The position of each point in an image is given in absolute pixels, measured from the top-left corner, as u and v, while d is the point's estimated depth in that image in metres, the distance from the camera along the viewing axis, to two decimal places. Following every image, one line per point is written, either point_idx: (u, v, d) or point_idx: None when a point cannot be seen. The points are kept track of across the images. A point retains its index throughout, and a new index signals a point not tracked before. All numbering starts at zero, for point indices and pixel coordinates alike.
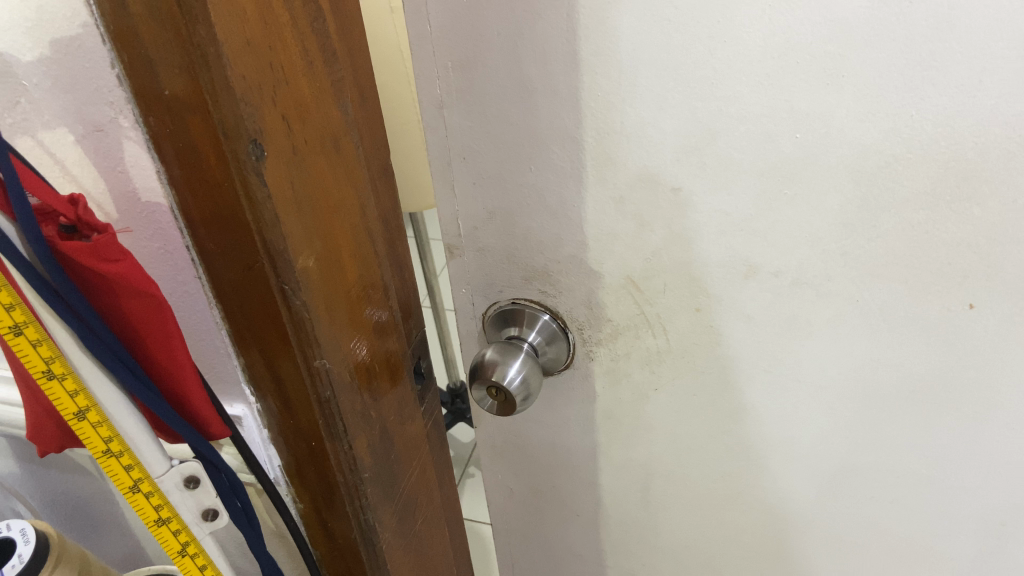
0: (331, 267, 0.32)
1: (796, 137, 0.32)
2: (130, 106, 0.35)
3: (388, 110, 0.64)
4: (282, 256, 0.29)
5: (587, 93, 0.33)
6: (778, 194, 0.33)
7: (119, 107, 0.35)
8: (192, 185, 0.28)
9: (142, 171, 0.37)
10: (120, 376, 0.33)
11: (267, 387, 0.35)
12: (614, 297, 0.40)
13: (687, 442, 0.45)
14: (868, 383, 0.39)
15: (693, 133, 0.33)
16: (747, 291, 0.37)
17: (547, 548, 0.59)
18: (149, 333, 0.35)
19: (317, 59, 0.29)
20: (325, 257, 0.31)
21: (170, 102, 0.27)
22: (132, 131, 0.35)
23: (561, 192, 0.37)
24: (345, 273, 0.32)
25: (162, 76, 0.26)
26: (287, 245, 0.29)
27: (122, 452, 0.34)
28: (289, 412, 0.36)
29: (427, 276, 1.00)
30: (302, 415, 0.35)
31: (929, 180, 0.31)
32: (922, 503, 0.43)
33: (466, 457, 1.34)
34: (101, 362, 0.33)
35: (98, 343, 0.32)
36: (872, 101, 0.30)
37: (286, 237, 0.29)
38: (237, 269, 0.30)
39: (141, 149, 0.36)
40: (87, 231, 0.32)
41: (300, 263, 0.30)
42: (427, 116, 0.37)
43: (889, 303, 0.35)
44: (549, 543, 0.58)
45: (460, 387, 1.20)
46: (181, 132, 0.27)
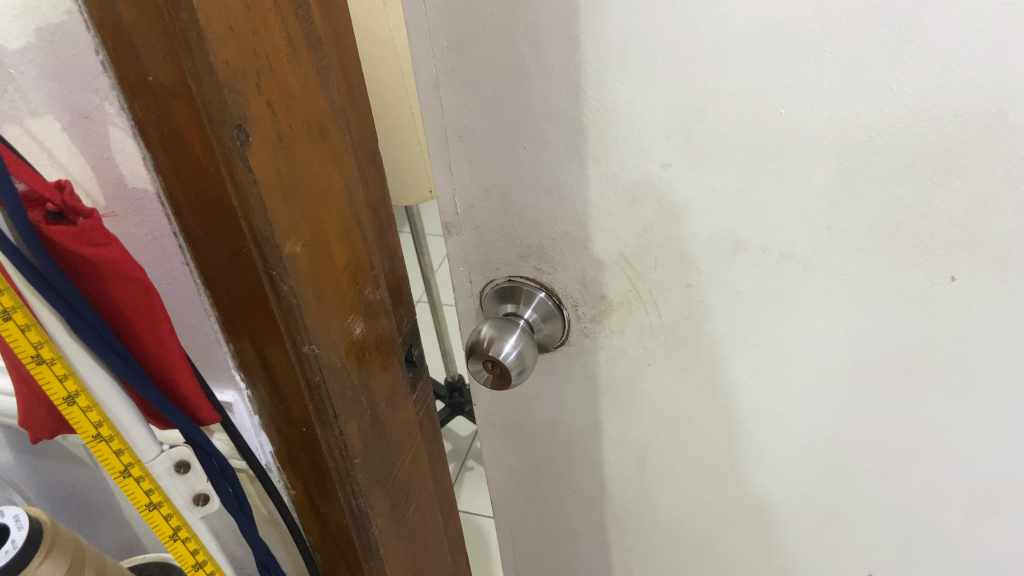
0: (319, 255, 0.32)
1: (780, 112, 0.31)
2: (115, 93, 0.35)
3: (382, 117, 0.64)
4: (269, 241, 0.29)
5: (577, 71, 0.33)
6: (764, 169, 0.33)
7: (104, 94, 0.35)
8: (180, 172, 0.28)
9: (129, 158, 0.37)
10: (107, 359, 0.34)
11: (257, 372, 0.36)
12: (608, 274, 0.40)
13: (680, 416, 0.46)
14: (856, 356, 0.39)
15: (682, 110, 0.33)
16: (736, 267, 0.37)
17: (546, 524, 0.60)
18: (137, 316, 0.35)
19: (302, 45, 0.29)
20: (312, 243, 0.31)
21: (155, 88, 0.27)
22: (118, 118, 0.36)
23: (555, 169, 0.37)
24: (333, 259, 0.33)
25: (148, 64, 0.26)
26: (274, 231, 0.29)
27: (113, 437, 0.35)
28: (280, 398, 0.36)
29: (426, 276, 1.01)
30: (294, 400, 0.36)
31: (910, 154, 0.31)
32: (911, 476, 0.43)
33: (463, 450, 1.35)
34: (89, 345, 0.33)
35: (85, 329, 0.32)
36: (854, 77, 0.30)
37: (273, 223, 0.29)
38: (224, 255, 0.31)
39: (128, 136, 0.36)
40: (72, 216, 0.33)
41: (287, 247, 0.30)
42: (424, 95, 0.37)
43: (875, 276, 0.35)
44: (548, 519, 0.59)
45: (457, 380, 1.20)
46: (167, 119, 0.27)
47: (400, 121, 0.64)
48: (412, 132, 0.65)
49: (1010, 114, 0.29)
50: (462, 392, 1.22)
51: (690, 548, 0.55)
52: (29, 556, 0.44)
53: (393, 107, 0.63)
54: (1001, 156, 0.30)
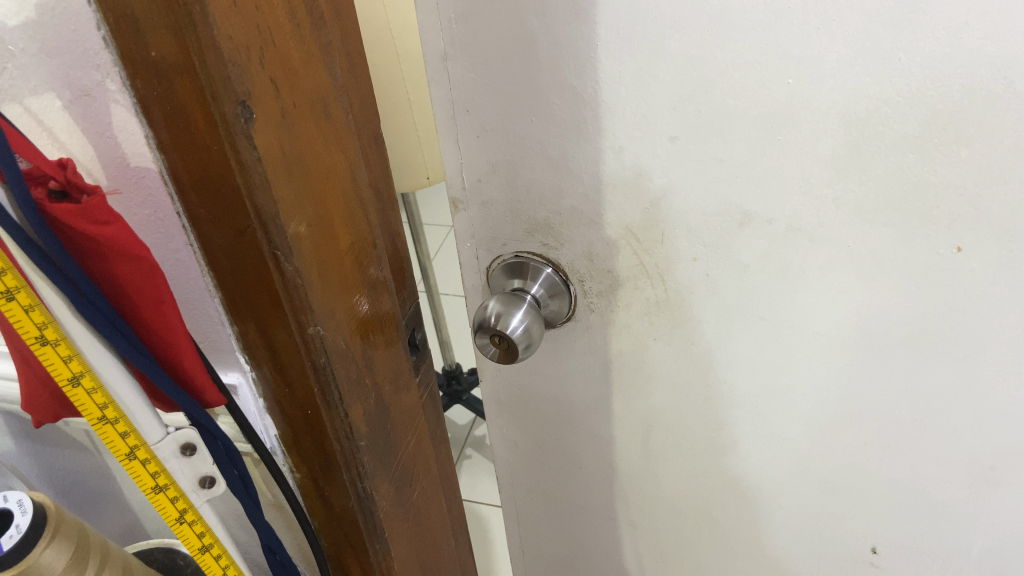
0: (322, 237, 0.32)
1: (788, 82, 0.31)
2: (116, 69, 0.34)
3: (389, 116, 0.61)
4: (273, 221, 0.29)
5: (586, 42, 0.33)
6: (771, 141, 0.33)
7: (105, 70, 0.34)
8: (184, 151, 0.28)
9: (131, 136, 0.36)
10: (110, 339, 0.34)
11: (261, 353, 0.36)
12: (614, 248, 0.40)
13: (684, 391, 0.45)
14: (862, 329, 0.38)
15: (689, 82, 0.32)
16: (742, 240, 0.37)
17: (551, 500, 0.60)
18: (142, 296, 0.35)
19: (304, 20, 0.28)
20: (316, 224, 0.31)
21: (158, 65, 0.26)
22: (120, 95, 0.35)
23: (563, 143, 0.37)
24: (337, 240, 0.32)
25: (151, 38, 0.25)
26: (277, 211, 0.29)
27: (118, 419, 0.35)
28: (286, 381, 0.36)
29: (423, 265, 1.00)
30: (299, 383, 0.35)
31: (917, 124, 0.31)
32: (913, 448, 0.43)
33: (461, 438, 1.36)
34: (92, 325, 0.33)
35: (89, 309, 0.32)
36: (862, 46, 0.29)
37: (277, 202, 0.29)
38: (228, 236, 0.30)
39: (130, 113, 0.36)
40: (75, 194, 0.33)
41: (292, 227, 0.30)
42: (432, 68, 0.37)
43: (881, 248, 0.35)
44: (553, 496, 0.59)
45: (455, 368, 1.19)
46: (169, 96, 0.27)
47: (397, 112, 0.61)
48: (410, 123, 0.62)
49: (1017, 83, 0.29)
50: (460, 380, 1.20)
51: (694, 523, 0.55)
52: (33, 541, 0.45)
53: (389, 101, 0.60)
54: (1008, 126, 0.30)
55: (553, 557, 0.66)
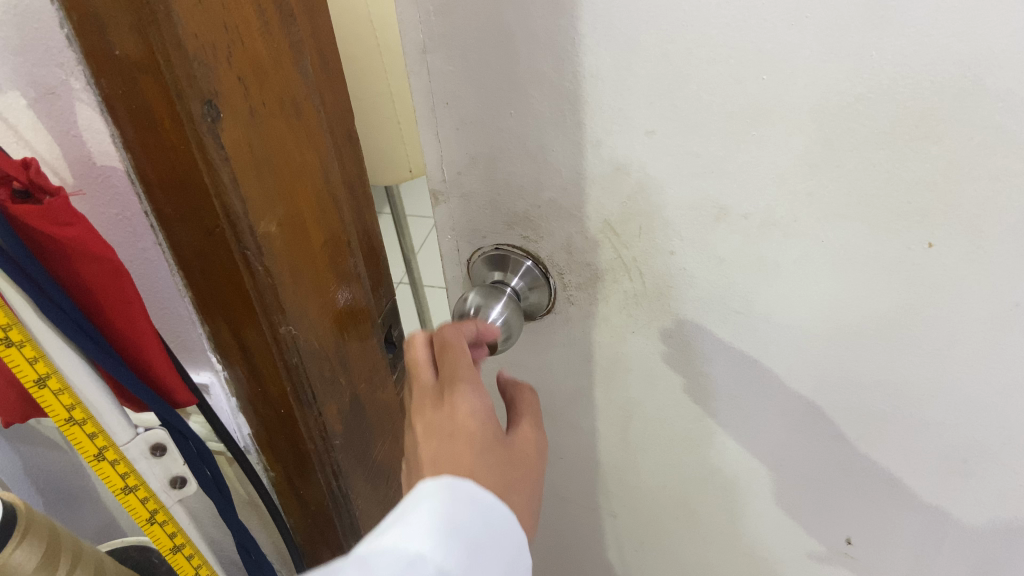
0: (295, 234, 0.32)
1: (762, 78, 0.31)
2: (80, 66, 0.35)
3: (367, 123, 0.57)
4: (242, 221, 0.30)
5: (563, 36, 0.33)
6: (745, 136, 0.33)
7: (69, 68, 0.35)
8: (149, 148, 0.28)
9: (96, 134, 0.38)
10: (78, 345, 0.39)
11: (233, 353, 0.37)
12: (593, 241, 0.40)
13: (663, 383, 0.45)
14: (837, 324, 0.38)
15: (665, 76, 0.32)
16: (718, 234, 0.37)
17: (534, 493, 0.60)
18: (114, 305, 0.40)
19: (274, 18, 0.28)
20: (287, 223, 0.32)
21: (121, 63, 0.26)
22: (85, 93, 0.36)
23: (541, 136, 0.37)
24: (309, 238, 0.33)
25: (114, 37, 0.25)
26: (247, 210, 0.30)
27: (86, 420, 0.41)
28: (258, 381, 0.37)
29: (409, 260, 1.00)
30: (272, 383, 0.37)
31: (888, 119, 0.31)
32: (887, 439, 0.42)
33: None
34: (58, 329, 0.38)
35: (57, 315, 0.38)
36: (833, 42, 0.29)
37: (245, 201, 0.29)
38: (197, 234, 0.31)
39: (94, 110, 0.37)
40: (38, 193, 0.35)
41: (261, 227, 0.30)
42: (410, 60, 0.37)
43: (853, 243, 0.35)
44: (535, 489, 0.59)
45: None
46: (134, 93, 0.27)
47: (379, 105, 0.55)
48: (393, 118, 0.55)
49: (986, 80, 0.29)
50: None
51: (673, 515, 0.55)
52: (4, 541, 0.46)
53: (370, 91, 0.53)
54: (977, 122, 0.30)
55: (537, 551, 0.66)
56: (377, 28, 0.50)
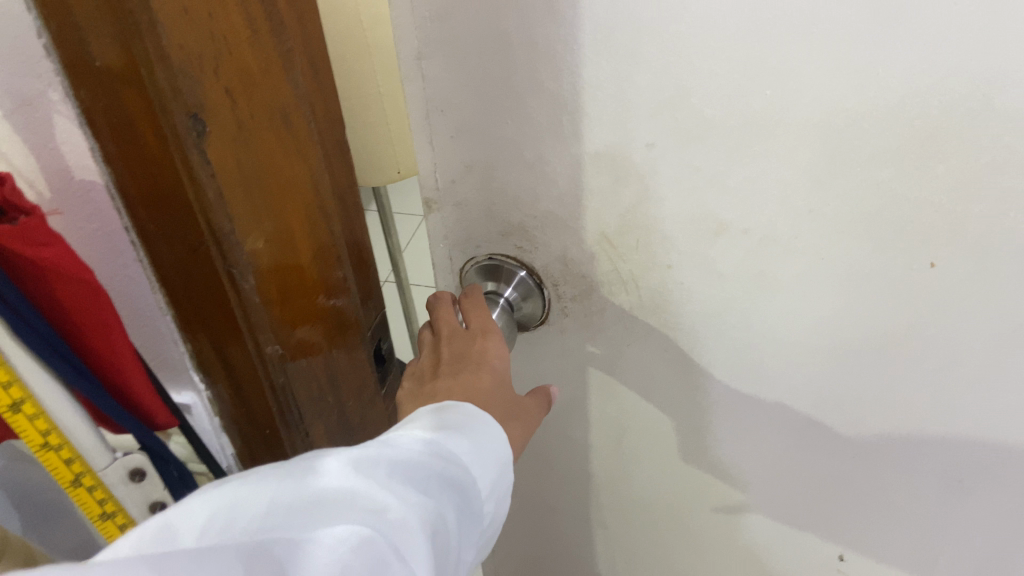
0: (283, 252, 0.33)
1: (766, 93, 0.31)
2: (59, 79, 0.36)
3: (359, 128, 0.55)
4: (228, 238, 0.30)
5: (562, 45, 0.32)
6: (748, 150, 0.32)
7: (47, 80, 0.36)
8: (131, 161, 0.29)
9: (76, 147, 0.39)
10: (53, 367, 0.39)
11: (217, 371, 0.38)
12: (590, 253, 0.39)
13: (658, 396, 0.44)
14: (836, 342, 0.37)
15: (667, 88, 0.32)
16: (717, 249, 0.36)
17: (523, 506, 0.58)
18: (93, 324, 0.40)
19: (264, 28, 0.28)
20: (276, 239, 0.32)
21: (102, 75, 0.27)
22: (62, 105, 0.37)
23: (539, 145, 0.36)
24: (298, 254, 0.33)
25: (95, 49, 0.26)
26: (234, 228, 0.30)
27: (62, 445, 0.41)
28: (242, 399, 0.39)
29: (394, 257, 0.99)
30: (258, 401, 0.37)
31: (894, 138, 0.30)
32: (885, 455, 0.42)
33: None
34: (35, 353, 0.38)
35: (32, 338, 0.37)
36: (841, 58, 0.29)
37: (232, 219, 0.30)
38: (180, 252, 0.32)
39: (74, 123, 0.38)
40: (14, 214, 0.37)
41: (248, 244, 0.31)
42: (405, 66, 0.36)
43: (856, 262, 0.34)
44: (525, 503, 0.58)
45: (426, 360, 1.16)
46: (116, 105, 0.27)
47: (366, 108, 0.53)
48: (381, 120, 0.54)
49: (997, 99, 0.28)
50: None
51: (665, 526, 0.54)
52: None
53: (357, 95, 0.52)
54: (985, 141, 0.29)
55: (524, 564, 0.65)
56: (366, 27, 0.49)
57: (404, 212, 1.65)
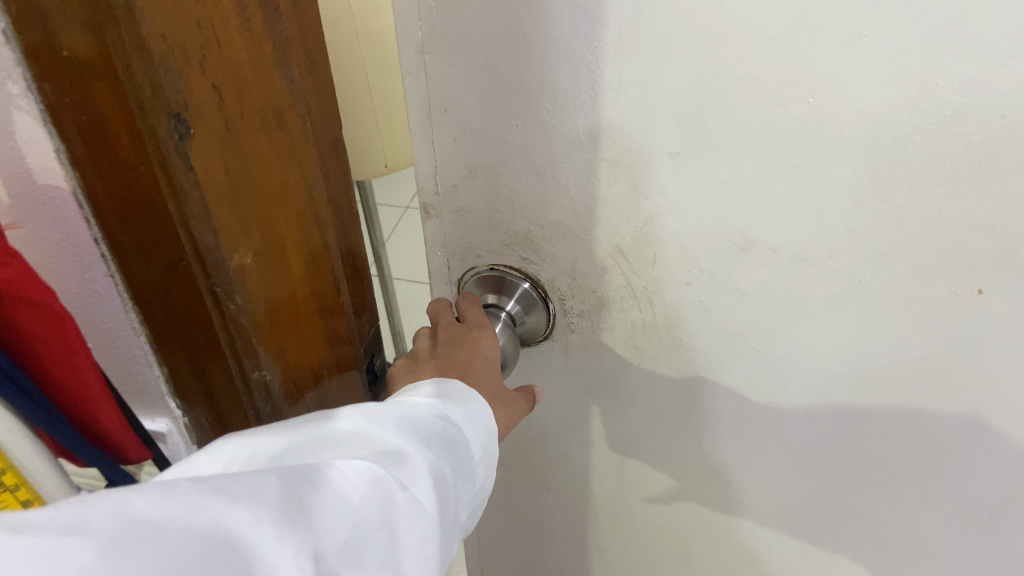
0: (275, 264, 0.32)
1: (808, 101, 0.28)
2: (18, 71, 0.37)
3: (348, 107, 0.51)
4: (212, 248, 0.30)
5: (582, 43, 0.29)
6: (783, 163, 0.30)
7: (6, 73, 0.37)
8: (110, 165, 0.29)
9: (40, 152, 0.41)
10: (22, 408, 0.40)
11: (190, 368, 0.40)
12: (601, 267, 0.36)
13: (667, 419, 0.42)
14: (865, 368, 0.35)
15: (695, 93, 0.29)
16: (742, 267, 0.33)
17: (515, 526, 0.56)
18: (55, 352, 0.40)
19: (258, 16, 0.26)
20: (264, 252, 0.31)
21: (74, 66, 0.26)
22: (24, 104, 0.39)
23: (550, 152, 0.33)
24: (290, 267, 0.32)
25: (65, 38, 0.25)
26: (218, 240, 0.29)
27: (18, 486, 0.41)
28: (215, 395, 0.40)
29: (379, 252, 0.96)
30: (232, 395, 0.38)
31: (947, 154, 0.28)
32: (908, 488, 0.39)
33: None
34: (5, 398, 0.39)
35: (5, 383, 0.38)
36: (894, 65, 0.26)
37: (216, 229, 0.29)
38: (162, 255, 0.32)
39: (35, 123, 0.39)
40: None
41: (234, 257, 0.30)
42: (407, 61, 0.33)
43: (894, 286, 0.32)
44: (517, 521, 0.55)
45: None
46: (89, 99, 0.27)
47: (354, 97, 0.51)
48: (369, 108, 0.51)
49: None
50: None
51: (666, 550, 0.51)
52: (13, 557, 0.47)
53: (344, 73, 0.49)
54: None
55: None
56: (357, 12, 0.46)
57: (387, 205, 1.61)
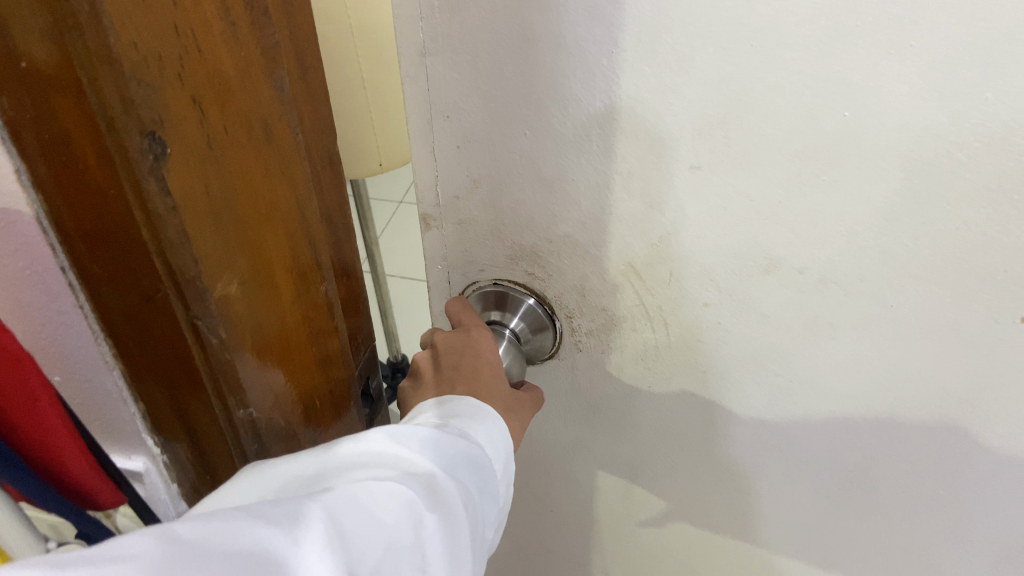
0: (264, 289, 0.30)
1: (843, 115, 0.26)
2: None
3: (340, 102, 0.49)
4: (194, 281, 0.28)
5: (598, 48, 0.27)
6: (814, 179, 0.28)
7: None
8: (74, 188, 0.27)
9: None
10: None
11: (163, 400, 0.38)
12: (612, 284, 0.34)
13: (679, 443, 0.40)
14: (894, 396, 0.33)
15: (720, 104, 0.27)
16: (764, 288, 0.31)
17: (515, 546, 0.54)
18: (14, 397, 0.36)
19: (245, 21, 0.25)
20: (251, 279, 0.29)
21: (30, 79, 0.24)
22: None
23: (560, 162, 0.31)
24: (280, 294, 0.31)
25: (18, 49, 0.23)
26: (201, 271, 0.27)
27: None
28: (191, 428, 0.38)
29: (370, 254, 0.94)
30: (209, 428, 0.37)
31: (994, 175, 0.26)
32: (934, 520, 0.37)
33: None
34: None
35: None
36: (940, 78, 0.24)
37: (199, 258, 0.27)
38: (135, 289, 0.30)
39: None
40: None
41: (217, 288, 0.28)
42: (406, 64, 0.30)
43: (929, 312, 0.30)
44: (518, 541, 0.53)
45: None
46: (50, 117, 0.25)
47: (347, 94, 0.48)
48: (364, 105, 0.49)
49: None
50: None
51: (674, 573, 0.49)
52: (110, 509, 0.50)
53: (335, 68, 0.47)
54: None
55: None
56: (350, 7, 0.44)
57: (381, 199, 1.58)
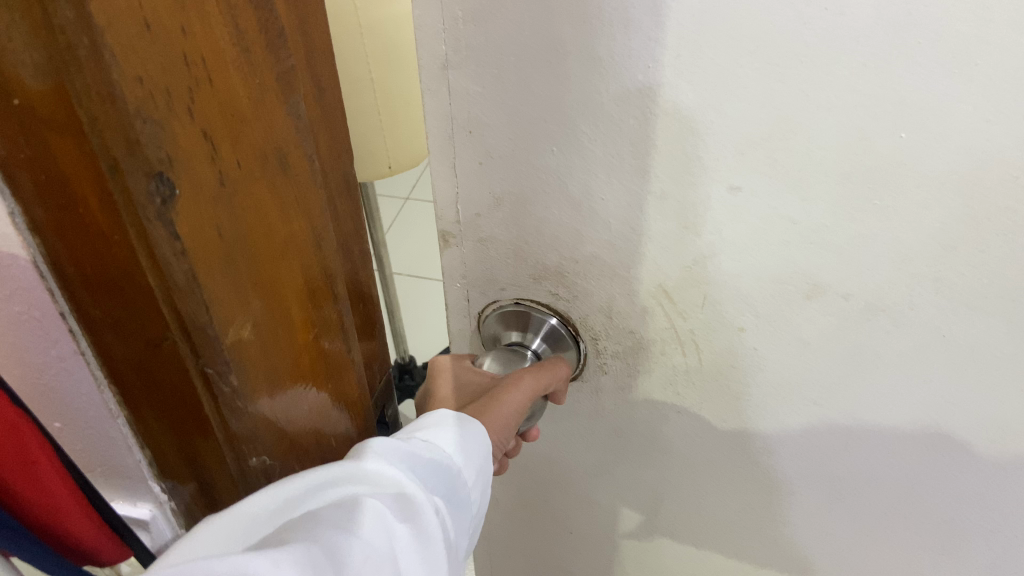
0: (273, 326, 0.29)
1: (899, 135, 0.24)
2: None
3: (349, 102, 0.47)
4: (203, 328, 0.26)
5: (633, 63, 0.25)
6: (864, 204, 0.26)
7: None
8: (70, 237, 0.25)
9: None
10: None
11: (169, 451, 0.36)
12: (641, 306, 0.32)
13: (708, 470, 0.38)
14: (940, 428, 0.31)
15: (765, 123, 0.25)
16: (805, 314, 0.30)
17: (533, 566, 0.52)
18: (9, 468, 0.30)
19: (260, 50, 0.25)
20: (260, 318, 0.28)
21: (22, 115, 0.22)
22: None
23: (588, 180, 0.29)
24: (291, 328, 0.30)
25: (7, 83, 0.21)
26: (211, 317, 0.26)
27: None
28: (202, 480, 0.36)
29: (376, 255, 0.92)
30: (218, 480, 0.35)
31: None
32: (977, 552, 0.36)
33: None
34: None
35: None
36: (1009, 98, 0.22)
37: (209, 300, 0.26)
38: (135, 339, 0.28)
39: None
40: None
41: (227, 334, 0.27)
42: (426, 76, 0.29)
43: (983, 343, 0.28)
44: (536, 562, 0.51)
45: None
46: (47, 162, 0.23)
47: (358, 96, 0.47)
48: (373, 106, 0.48)
49: None
50: None
51: None
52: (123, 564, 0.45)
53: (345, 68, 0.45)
54: None
55: None
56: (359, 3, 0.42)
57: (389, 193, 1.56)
